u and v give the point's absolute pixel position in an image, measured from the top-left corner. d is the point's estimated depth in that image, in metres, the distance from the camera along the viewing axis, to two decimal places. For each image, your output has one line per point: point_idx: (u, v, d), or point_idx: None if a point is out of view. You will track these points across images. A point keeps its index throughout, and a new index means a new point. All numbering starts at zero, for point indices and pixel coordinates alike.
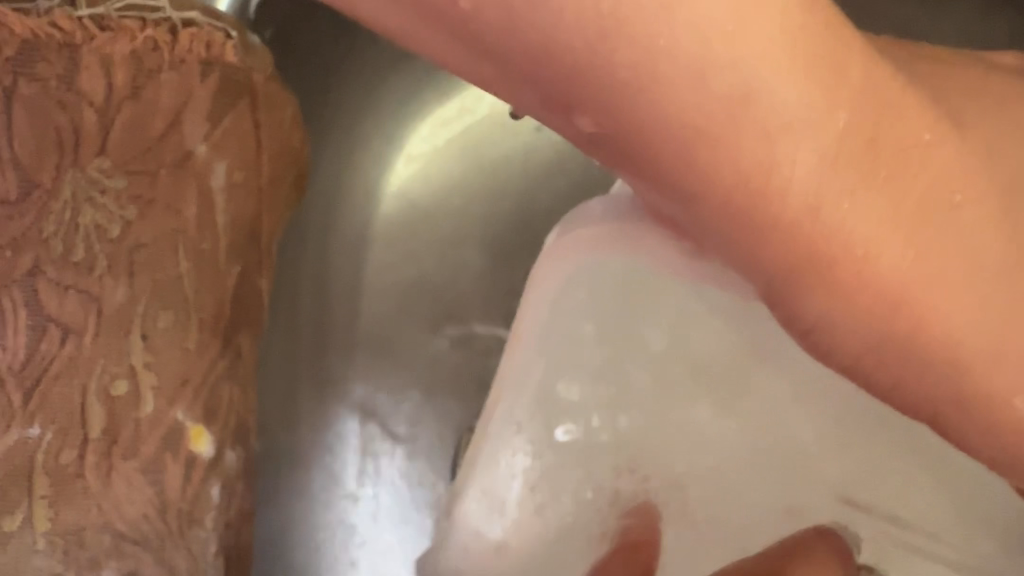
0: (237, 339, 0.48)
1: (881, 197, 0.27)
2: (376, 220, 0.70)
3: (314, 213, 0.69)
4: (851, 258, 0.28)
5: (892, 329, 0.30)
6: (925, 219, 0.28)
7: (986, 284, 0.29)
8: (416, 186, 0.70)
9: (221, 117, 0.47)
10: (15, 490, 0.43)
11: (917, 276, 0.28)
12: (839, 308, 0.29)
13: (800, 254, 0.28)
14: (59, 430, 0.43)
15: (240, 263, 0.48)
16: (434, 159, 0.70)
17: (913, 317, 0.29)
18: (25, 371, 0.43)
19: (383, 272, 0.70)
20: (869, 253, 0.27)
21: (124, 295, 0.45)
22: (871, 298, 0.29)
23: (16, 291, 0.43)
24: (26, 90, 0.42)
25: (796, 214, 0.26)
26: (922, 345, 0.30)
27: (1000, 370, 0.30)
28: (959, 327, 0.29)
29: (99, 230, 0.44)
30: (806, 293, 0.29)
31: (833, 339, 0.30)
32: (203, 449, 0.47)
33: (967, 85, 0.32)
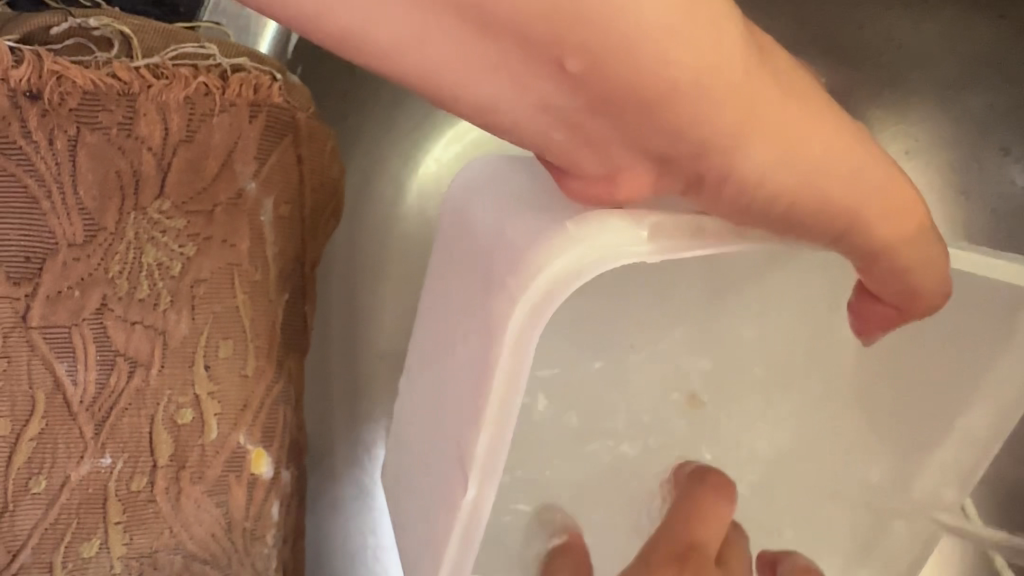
0: (287, 361, 0.52)
1: (766, 79, 0.28)
2: (396, 240, 0.72)
3: (340, 236, 0.72)
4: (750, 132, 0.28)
5: (811, 198, 0.31)
6: (798, 97, 0.29)
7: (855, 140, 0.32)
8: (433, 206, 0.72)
9: (269, 154, 0.50)
10: (91, 518, 0.45)
11: (810, 150, 0.30)
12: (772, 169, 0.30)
13: (713, 141, 0.28)
14: (129, 458, 0.46)
15: (288, 291, 0.53)
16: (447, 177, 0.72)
17: (822, 185, 0.31)
18: (96, 404, 0.45)
19: (407, 290, 0.72)
20: (766, 131, 0.29)
21: (187, 328, 0.47)
22: (783, 178, 0.30)
23: (86, 328, 0.44)
24: (90, 138, 0.44)
25: (713, 111, 0.27)
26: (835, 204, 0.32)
27: (898, 222, 0.34)
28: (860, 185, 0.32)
29: (162, 267, 0.46)
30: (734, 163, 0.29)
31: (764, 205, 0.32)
32: (263, 470, 0.50)
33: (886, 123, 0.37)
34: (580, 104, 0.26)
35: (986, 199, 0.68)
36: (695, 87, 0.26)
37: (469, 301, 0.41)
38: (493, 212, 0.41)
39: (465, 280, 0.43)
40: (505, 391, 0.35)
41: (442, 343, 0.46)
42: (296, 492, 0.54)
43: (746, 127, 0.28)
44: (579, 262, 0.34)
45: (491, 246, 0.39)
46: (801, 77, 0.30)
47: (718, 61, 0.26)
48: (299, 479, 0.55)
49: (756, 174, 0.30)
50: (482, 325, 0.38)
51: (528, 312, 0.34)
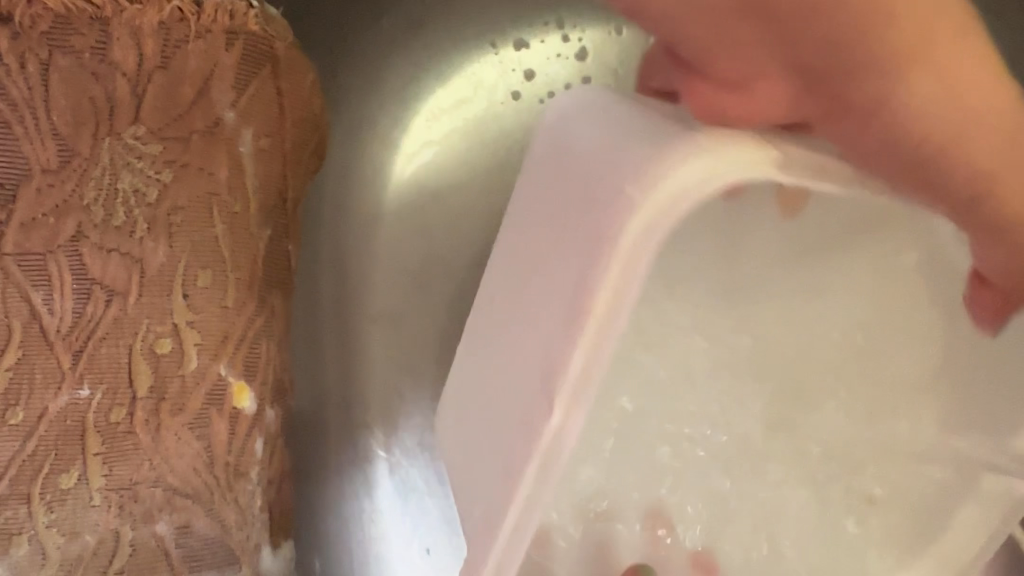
0: (270, 297, 0.51)
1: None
2: (385, 195, 0.75)
3: (327, 186, 0.75)
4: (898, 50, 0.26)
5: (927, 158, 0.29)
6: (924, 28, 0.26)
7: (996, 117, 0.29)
8: (425, 167, 0.76)
9: (246, 83, 0.49)
10: (69, 449, 0.44)
11: (945, 121, 0.28)
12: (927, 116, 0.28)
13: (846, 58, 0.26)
14: (108, 389, 0.45)
15: (270, 226, 0.51)
16: (437, 138, 0.76)
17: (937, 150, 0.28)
18: (74, 333, 0.44)
19: (397, 244, 0.75)
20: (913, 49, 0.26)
21: (164, 256, 0.46)
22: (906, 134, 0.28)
23: (61, 256, 0.44)
24: (62, 62, 0.43)
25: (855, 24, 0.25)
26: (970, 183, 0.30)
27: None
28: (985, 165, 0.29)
29: (138, 195, 0.45)
30: (871, 83, 0.27)
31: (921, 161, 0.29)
32: (246, 404, 0.49)
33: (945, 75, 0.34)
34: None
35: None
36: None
37: (558, 229, 0.39)
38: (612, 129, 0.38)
39: (558, 209, 0.40)
40: (598, 328, 0.31)
41: (514, 280, 0.45)
42: (281, 432, 0.53)
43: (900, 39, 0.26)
44: (707, 175, 0.30)
45: (598, 172, 0.36)
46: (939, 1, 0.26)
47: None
48: (285, 419, 0.54)
49: (900, 123, 0.28)
50: (584, 247, 0.34)
51: (641, 231, 0.30)
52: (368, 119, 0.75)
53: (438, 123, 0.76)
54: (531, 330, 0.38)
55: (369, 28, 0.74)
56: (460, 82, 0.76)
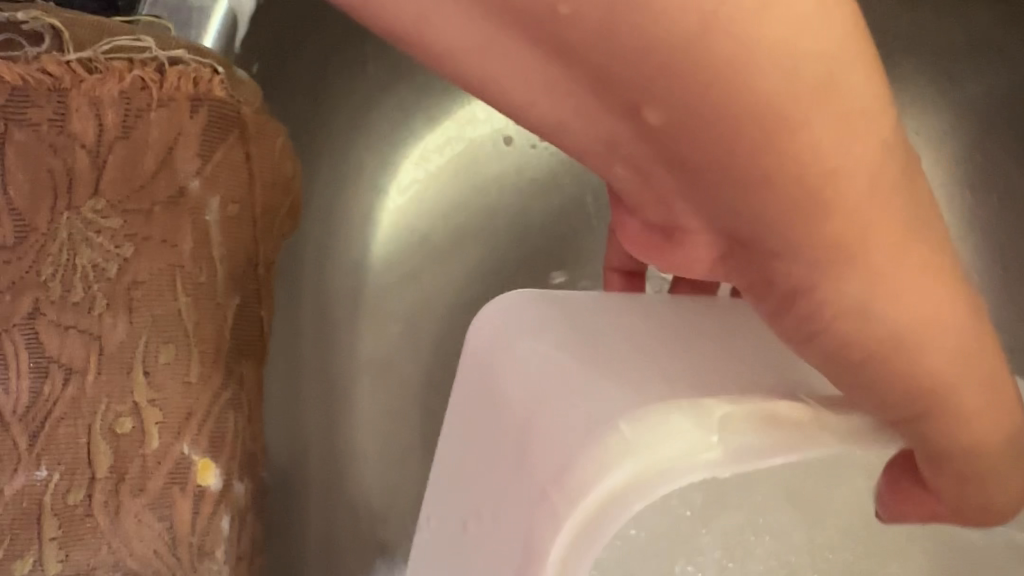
0: (239, 368, 0.50)
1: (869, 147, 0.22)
2: (372, 244, 0.73)
3: (310, 233, 0.71)
4: (842, 246, 0.24)
5: (883, 370, 0.27)
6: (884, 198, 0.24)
7: (953, 327, 0.27)
8: (414, 213, 0.74)
9: (213, 151, 0.47)
10: (24, 533, 0.43)
11: (899, 324, 0.26)
12: (865, 327, 0.26)
13: (794, 198, 0.22)
14: (66, 470, 0.43)
15: (239, 294, 0.50)
16: (426, 184, 0.74)
17: (892, 365, 0.27)
18: (30, 414, 0.43)
19: (384, 295, 0.73)
20: (858, 241, 0.24)
21: (124, 332, 0.45)
22: (860, 343, 0.26)
23: (16, 333, 0.42)
24: (19, 135, 0.42)
25: (801, 178, 0.22)
26: (923, 385, 0.27)
27: (989, 434, 0.30)
28: (941, 372, 0.27)
29: (97, 270, 0.44)
30: (814, 273, 0.25)
31: (873, 363, 0.27)
32: (210, 482, 0.47)
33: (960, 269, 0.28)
34: (651, 153, 0.23)
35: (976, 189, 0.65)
36: (738, 106, 0.21)
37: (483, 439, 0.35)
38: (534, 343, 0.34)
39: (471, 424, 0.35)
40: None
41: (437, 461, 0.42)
42: (252, 506, 0.51)
43: (845, 221, 0.23)
44: (633, 482, 0.30)
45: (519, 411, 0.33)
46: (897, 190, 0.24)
47: (806, 78, 0.21)
48: (256, 491, 0.52)
49: (855, 316, 0.25)
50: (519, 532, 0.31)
51: (575, 538, 0.29)
52: (354, 162, 0.72)
53: (432, 167, 0.74)
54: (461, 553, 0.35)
55: (358, 64, 0.70)
56: (449, 129, 0.74)
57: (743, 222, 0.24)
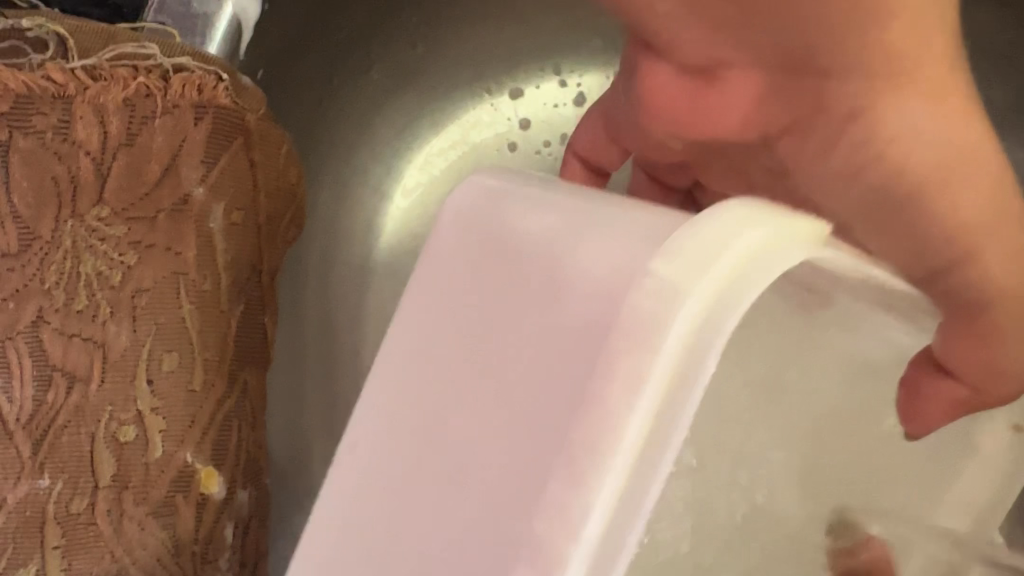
0: (243, 377, 0.50)
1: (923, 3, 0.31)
2: (375, 250, 0.73)
3: (314, 242, 0.71)
4: (874, 75, 0.33)
5: (925, 208, 0.35)
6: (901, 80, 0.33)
7: (966, 166, 0.35)
8: (417, 218, 0.73)
9: (217, 158, 0.47)
10: (27, 541, 0.42)
11: (928, 159, 0.35)
12: (892, 177, 0.36)
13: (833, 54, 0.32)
14: (69, 479, 0.43)
15: (242, 301, 0.50)
16: (429, 189, 0.73)
17: (939, 202, 0.35)
18: (33, 422, 0.43)
19: (386, 302, 0.72)
20: (889, 67, 0.33)
21: (127, 340, 0.45)
22: (898, 176, 0.35)
23: (21, 341, 0.42)
24: (24, 143, 0.42)
25: (846, 17, 0.30)
26: (941, 221, 0.35)
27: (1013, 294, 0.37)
28: (956, 209, 0.35)
29: (101, 277, 0.44)
30: (879, 106, 0.34)
31: (905, 153, 0.35)
32: (214, 490, 0.47)
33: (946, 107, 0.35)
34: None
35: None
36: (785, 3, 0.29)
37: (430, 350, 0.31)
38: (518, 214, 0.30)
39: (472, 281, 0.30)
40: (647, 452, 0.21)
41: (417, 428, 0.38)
42: (256, 513, 0.51)
43: (886, 46, 0.32)
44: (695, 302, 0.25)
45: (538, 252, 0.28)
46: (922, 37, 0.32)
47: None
48: (259, 499, 0.52)
49: (907, 155, 0.35)
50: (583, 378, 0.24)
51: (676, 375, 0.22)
52: (358, 165, 0.72)
53: (436, 170, 0.74)
54: (472, 482, 0.26)
55: (363, 73, 0.70)
56: (453, 135, 0.74)
57: (808, 47, 0.32)
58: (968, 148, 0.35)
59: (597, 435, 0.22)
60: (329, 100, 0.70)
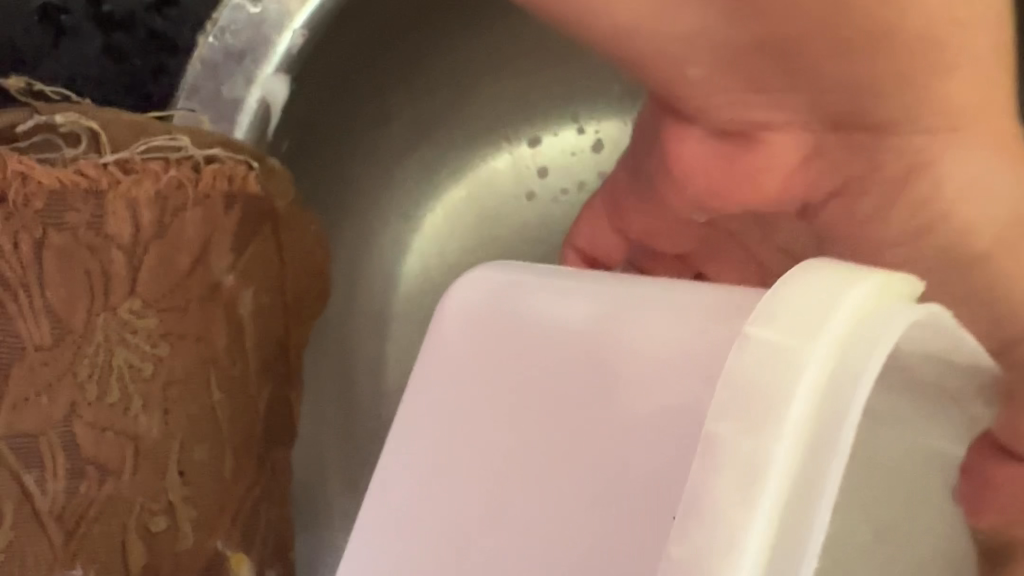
0: (269, 456, 0.50)
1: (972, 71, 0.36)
2: (394, 302, 0.73)
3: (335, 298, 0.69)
4: (927, 78, 0.36)
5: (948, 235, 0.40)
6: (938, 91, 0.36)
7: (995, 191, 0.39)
8: (434, 268, 0.74)
9: (246, 245, 0.48)
10: None
11: (993, 209, 0.39)
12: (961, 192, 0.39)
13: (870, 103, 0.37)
14: (101, 571, 0.43)
15: (269, 382, 0.50)
16: (446, 240, 0.74)
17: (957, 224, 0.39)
18: (65, 516, 0.42)
19: (403, 354, 0.73)
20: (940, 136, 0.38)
21: (159, 430, 0.45)
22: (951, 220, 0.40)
23: (53, 436, 0.42)
24: (57, 238, 0.42)
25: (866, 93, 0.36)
26: (959, 240, 0.40)
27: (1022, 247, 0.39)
28: (973, 207, 0.39)
29: (133, 370, 0.44)
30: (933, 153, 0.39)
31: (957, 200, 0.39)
32: (243, 574, 0.48)
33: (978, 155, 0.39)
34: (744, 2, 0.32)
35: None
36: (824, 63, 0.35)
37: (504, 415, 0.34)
38: (546, 303, 0.35)
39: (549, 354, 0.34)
40: (801, 480, 0.24)
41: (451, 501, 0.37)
42: None
43: (945, 93, 0.36)
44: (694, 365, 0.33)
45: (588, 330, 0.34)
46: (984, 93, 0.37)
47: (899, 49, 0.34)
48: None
49: (962, 197, 0.39)
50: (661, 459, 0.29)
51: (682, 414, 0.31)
52: (378, 215, 0.71)
53: (453, 217, 0.74)
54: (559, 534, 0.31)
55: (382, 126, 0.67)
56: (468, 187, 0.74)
57: (847, 99, 0.37)
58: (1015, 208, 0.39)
59: (748, 459, 0.24)
60: (351, 155, 0.65)
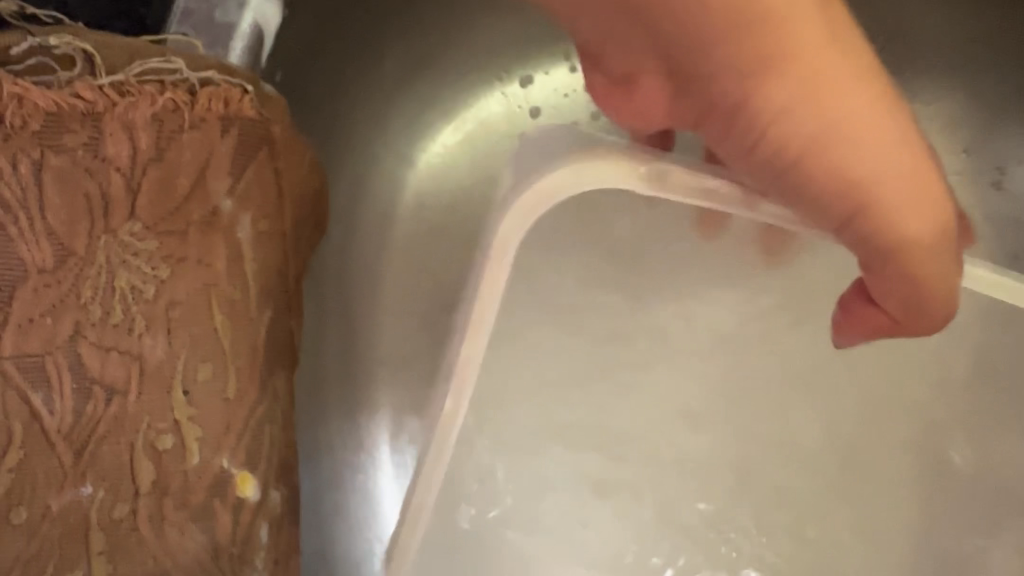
0: (272, 382, 0.51)
1: (798, 3, 0.31)
2: (391, 242, 0.73)
3: (334, 239, 0.71)
4: (767, 23, 0.31)
5: (827, 185, 0.34)
6: (769, 52, 0.32)
7: (867, 149, 0.34)
8: (430, 207, 0.73)
9: (244, 170, 0.48)
10: (72, 548, 0.44)
11: (861, 165, 0.34)
12: (828, 161, 0.34)
13: (725, 39, 0.32)
14: (110, 487, 0.45)
15: (271, 308, 0.51)
16: (442, 180, 0.73)
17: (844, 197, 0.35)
18: (74, 432, 0.44)
19: (401, 292, 0.73)
20: (786, 105, 0.33)
21: (163, 351, 0.46)
22: (827, 179, 0.34)
23: (60, 355, 0.44)
24: (55, 161, 0.43)
25: (707, 38, 0.32)
26: (858, 193, 0.34)
27: (913, 216, 0.35)
28: (852, 170, 0.34)
29: (135, 291, 0.45)
30: (784, 117, 0.33)
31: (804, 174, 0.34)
32: (249, 493, 0.49)
33: (855, 103, 0.33)
34: None
35: (992, 220, 0.66)
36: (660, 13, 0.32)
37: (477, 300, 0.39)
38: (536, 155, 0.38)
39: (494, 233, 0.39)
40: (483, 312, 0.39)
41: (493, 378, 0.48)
42: (289, 512, 0.53)
43: (780, 47, 0.32)
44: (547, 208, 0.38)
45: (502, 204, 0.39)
46: (834, 50, 0.33)
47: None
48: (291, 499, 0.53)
49: (819, 160, 0.34)
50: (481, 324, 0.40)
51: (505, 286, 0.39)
52: (369, 157, 0.71)
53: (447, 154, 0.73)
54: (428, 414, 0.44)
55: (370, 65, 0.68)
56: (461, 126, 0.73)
57: (688, 48, 0.33)
58: (880, 155, 0.34)
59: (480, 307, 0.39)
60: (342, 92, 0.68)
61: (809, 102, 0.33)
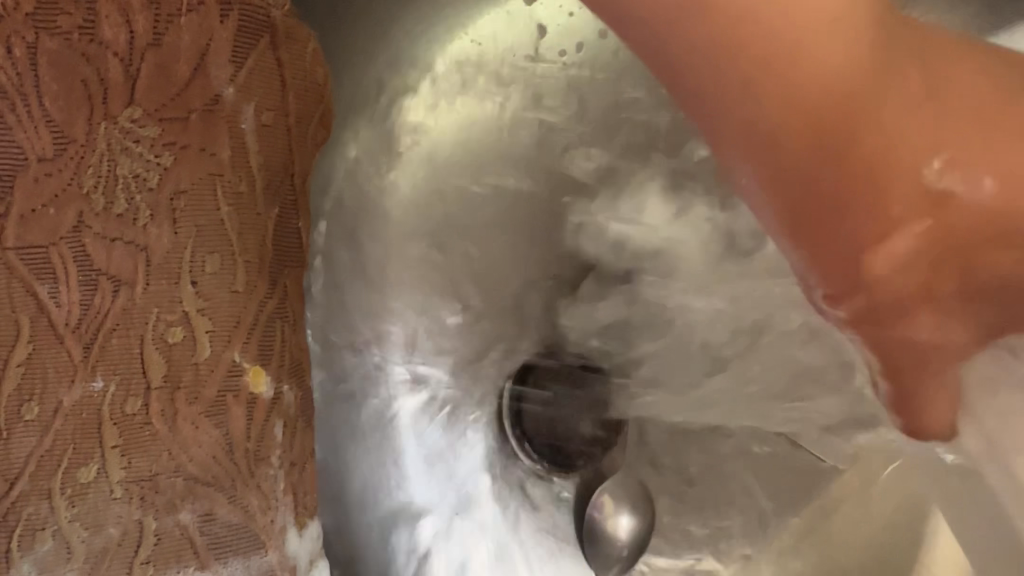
0: (282, 278, 0.50)
1: (855, 71, 0.29)
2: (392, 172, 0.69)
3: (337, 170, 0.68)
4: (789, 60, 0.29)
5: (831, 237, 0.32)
6: (799, 102, 0.29)
7: (889, 227, 0.31)
8: (435, 136, 0.69)
9: (245, 57, 0.47)
10: (86, 443, 0.43)
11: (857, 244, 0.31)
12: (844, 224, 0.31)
13: (751, 76, 0.29)
14: (122, 380, 0.44)
15: (278, 204, 0.50)
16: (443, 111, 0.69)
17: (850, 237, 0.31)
18: (82, 325, 0.43)
19: (409, 227, 0.68)
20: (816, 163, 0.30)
21: (169, 242, 0.45)
22: (839, 225, 0.31)
23: (64, 247, 0.42)
24: (51, 45, 0.41)
25: (744, 79, 0.29)
26: (851, 258, 0.32)
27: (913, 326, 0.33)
28: (859, 247, 0.31)
29: (138, 180, 0.44)
30: (816, 170, 0.30)
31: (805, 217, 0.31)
32: (262, 389, 0.48)
33: (921, 189, 0.31)
34: None
35: None
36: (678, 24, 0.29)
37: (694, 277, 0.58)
38: None
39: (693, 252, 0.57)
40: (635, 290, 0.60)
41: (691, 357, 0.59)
42: (303, 413, 0.52)
43: (819, 95, 0.29)
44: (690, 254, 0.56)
45: None
46: (886, 120, 0.30)
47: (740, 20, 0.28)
48: (305, 401, 0.53)
49: (819, 207, 0.31)
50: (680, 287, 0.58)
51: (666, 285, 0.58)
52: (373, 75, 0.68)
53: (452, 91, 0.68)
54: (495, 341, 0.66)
55: None
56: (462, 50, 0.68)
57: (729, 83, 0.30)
58: (903, 245, 0.31)
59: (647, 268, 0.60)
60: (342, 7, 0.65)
61: (827, 149, 0.30)
